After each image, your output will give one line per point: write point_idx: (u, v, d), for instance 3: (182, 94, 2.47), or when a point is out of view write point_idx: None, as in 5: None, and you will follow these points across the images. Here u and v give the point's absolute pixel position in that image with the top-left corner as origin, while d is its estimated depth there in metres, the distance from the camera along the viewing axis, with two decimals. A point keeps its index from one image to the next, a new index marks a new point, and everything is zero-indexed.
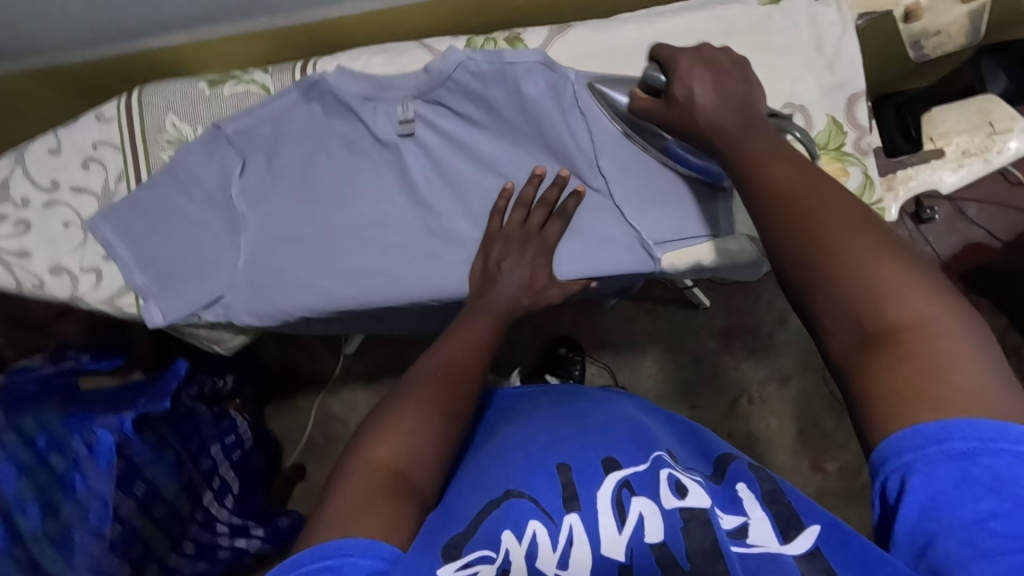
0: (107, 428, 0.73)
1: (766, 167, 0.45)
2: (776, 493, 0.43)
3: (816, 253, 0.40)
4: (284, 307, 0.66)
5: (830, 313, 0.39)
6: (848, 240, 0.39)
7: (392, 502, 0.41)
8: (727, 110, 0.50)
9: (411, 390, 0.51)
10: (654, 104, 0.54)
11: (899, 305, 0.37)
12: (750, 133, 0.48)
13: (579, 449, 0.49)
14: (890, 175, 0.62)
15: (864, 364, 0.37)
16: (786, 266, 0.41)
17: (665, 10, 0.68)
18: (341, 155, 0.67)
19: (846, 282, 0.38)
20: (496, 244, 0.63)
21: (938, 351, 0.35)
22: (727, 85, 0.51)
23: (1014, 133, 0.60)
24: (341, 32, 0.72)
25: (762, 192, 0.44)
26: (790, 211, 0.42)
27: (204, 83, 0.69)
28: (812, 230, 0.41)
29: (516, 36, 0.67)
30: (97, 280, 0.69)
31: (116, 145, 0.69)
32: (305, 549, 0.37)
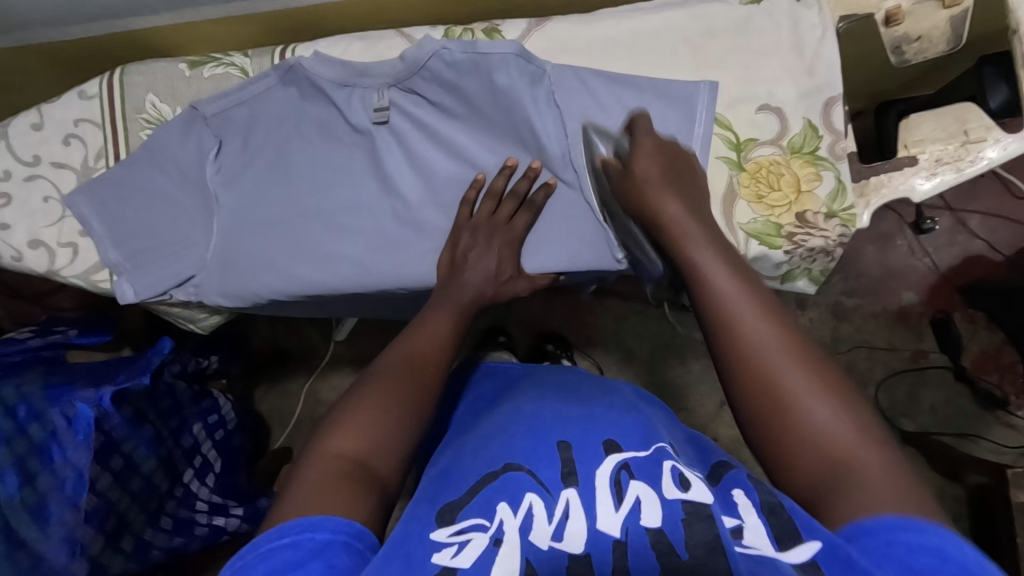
0: (85, 401, 0.72)
1: (705, 258, 0.49)
2: (775, 503, 0.39)
3: (765, 380, 0.42)
4: (254, 288, 0.67)
5: (783, 443, 0.41)
6: (792, 375, 0.42)
7: (351, 486, 0.42)
8: (678, 197, 0.54)
9: (373, 381, 0.51)
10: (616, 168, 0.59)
11: (836, 434, 0.40)
12: (700, 232, 0.51)
13: (582, 428, 0.47)
14: (864, 181, 0.62)
15: (816, 497, 0.40)
16: (738, 394, 0.44)
17: (645, 7, 0.67)
18: (315, 139, 0.67)
19: (779, 398, 0.42)
20: (464, 232, 0.64)
21: (858, 466, 0.39)
22: (684, 192, 0.55)
23: (989, 142, 0.60)
24: (323, 19, 0.73)
25: (712, 313, 0.46)
26: (729, 318, 0.45)
27: (185, 64, 0.70)
28: (757, 352, 0.43)
29: (493, 28, 0.67)
30: (73, 255, 0.70)
31: (96, 122, 0.71)
32: (266, 531, 0.40)
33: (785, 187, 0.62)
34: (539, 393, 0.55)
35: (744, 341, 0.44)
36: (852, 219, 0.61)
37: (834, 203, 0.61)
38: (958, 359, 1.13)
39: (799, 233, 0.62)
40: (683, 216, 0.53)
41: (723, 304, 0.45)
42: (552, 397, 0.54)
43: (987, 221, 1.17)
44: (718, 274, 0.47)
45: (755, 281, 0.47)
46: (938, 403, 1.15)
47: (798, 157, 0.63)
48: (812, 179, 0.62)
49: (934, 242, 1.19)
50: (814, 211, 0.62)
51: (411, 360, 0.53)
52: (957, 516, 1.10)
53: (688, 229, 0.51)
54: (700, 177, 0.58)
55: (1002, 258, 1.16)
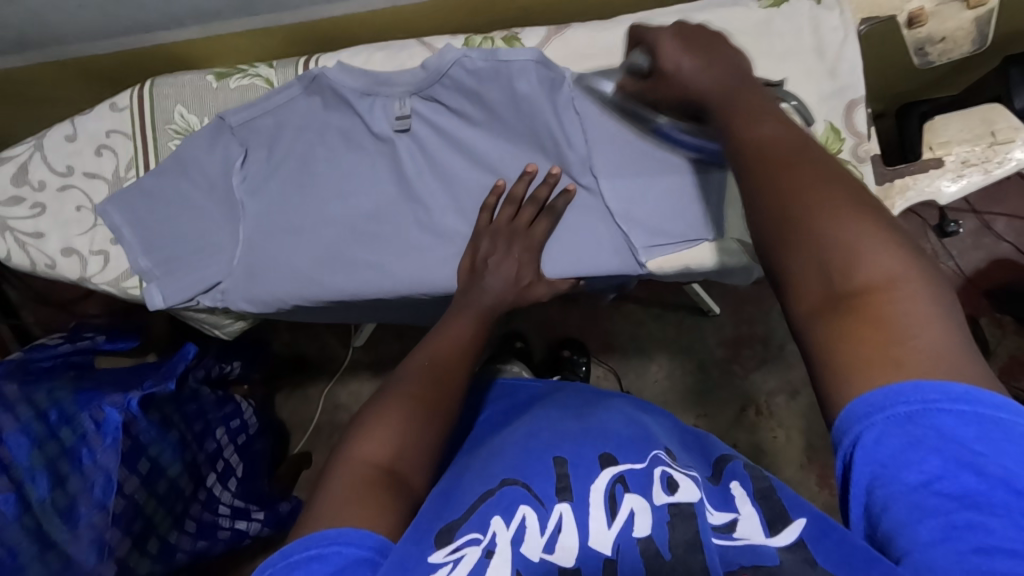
0: (114, 406, 0.76)
1: (749, 123, 0.43)
2: (768, 491, 0.42)
3: (793, 208, 0.38)
4: (279, 295, 0.69)
5: (797, 260, 0.37)
6: (819, 197, 0.38)
7: (377, 495, 0.43)
8: (719, 74, 0.48)
9: (395, 389, 0.52)
10: (641, 86, 0.54)
11: (876, 269, 0.35)
12: (740, 91, 0.46)
13: (577, 444, 0.48)
14: (888, 184, 0.60)
15: (822, 324, 0.35)
16: (761, 217, 0.39)
17: (664, 11, 0.67)
18: (337, 148, 0.69)
19: (817, 242, 0.36)
20: (483, 239, 0.64)
21: (902, 312, 0.33)
22: (710, 55, 0.49)
23: (1016, 143, 0.59)
24: (343, 29, 0.74)
25: (747, 148, 0.42)
26: (772, 163, 0.40)
27: (212, 75, 0.72)
28: (781, 171, 0.40)
29: (513, 35, 0.68)
30: (104, 262, 0.72)
31: (127, 134, 0.73)
32: (292, 542, 0.40)
33: None
34: (555, 408, 0.56)
35: (770, 167, 0.40)
36: None
37: None
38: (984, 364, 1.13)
39: None
40: (711, 80, 0.47)
41: (759, 144, 0.42)
42: (570, 414, 0.54)
43: (1015, 224, 1.18)
44: (754, 122, 0.44)
45: (793, 126, 0.44)
46: None
47: None
48: None
49: (958, 245, 1.19)
50: None
51: (432, 367, 0.54)
52: None
53: (722, 87, 0.47)
54: (736, 56, 0.49)
55: None
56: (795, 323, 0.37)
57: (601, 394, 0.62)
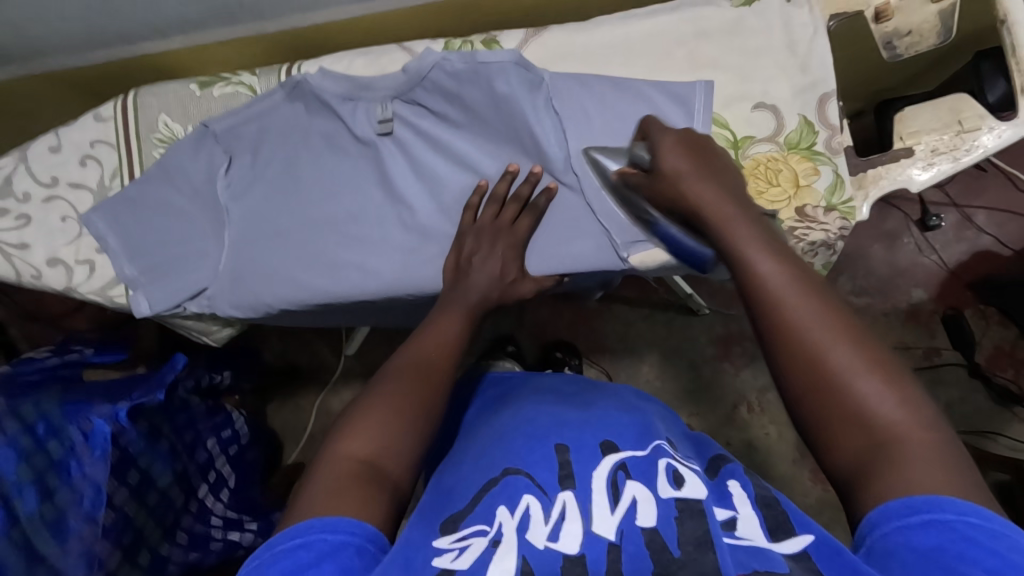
0: (102, 416, 0.75)
1: (755, 258, 0.45)
2: (768, 498, 0.41)
3: (810, 354, 0.41)
4: (265, 299, 0.69)
5: (824, 416, 0.40)
6: (832, 353, 0.40)
7: (364, 487, 0.43)
8: (725, 198, 0.51)
9: (381, 385, 0.52)
10: (644, 178, 0.57)
11: (887, 416, 0.38)
12: (740, 212, 0.49)
13: (578, 432, 0.49)
14: (861, 174, 0.62)
15: (860, 482, 0.38)
16: (783, 368, 0.42)
17: (640, 12, 0.69)
18: (321, 152, 0.69)
19: (838, 401, 0.39)
20: (468, 233, 0.65)
21: (929, 470, 0.36)
22: (714, 169, 0.54)
23: (983, 130, 0.59)
24: (326, 36, 0.75)
25: (756, 291, 0.44)
26: (781, 309, 0.42)
27: (196, 84, 0.73)
28: (792, 322, 0.42)
29: (492, 38, 0.69)
30: (90, 271, 0.72)
31: (112, 143, 0.73)
32: (279, 532, 0.41)
33: (784, 182, 0.63)
34: (540, 401, 0.56)
35: (779, 315, 0.42)
36: (851, 211, 0.62)
37: (833, 197, 0.62)
38: (971, 356, 1.15)
39: (799, 227, 0.63)
40: (722, 196, 0.51)
41: (769, 280, 0.44)
42: (557, 406, 0.55)
43: (994, 216, 1.20)
44: (758, 251, 0.45)
45: (795, 255, 0.46)
46: (953, 400, 1.17)
47: (795, 153, 0.64)
48: (811, 174, 0.63)
49: (941, 239, 1.21)
50: (814, 205, 0.62)
51: (421, 361, 0.54)
52: None
53: (728, 206, 0.50)
54: (728, 161, 0.56)
55: (1010, 252, 1.18)
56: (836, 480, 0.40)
57: (621, 387, 0.61)
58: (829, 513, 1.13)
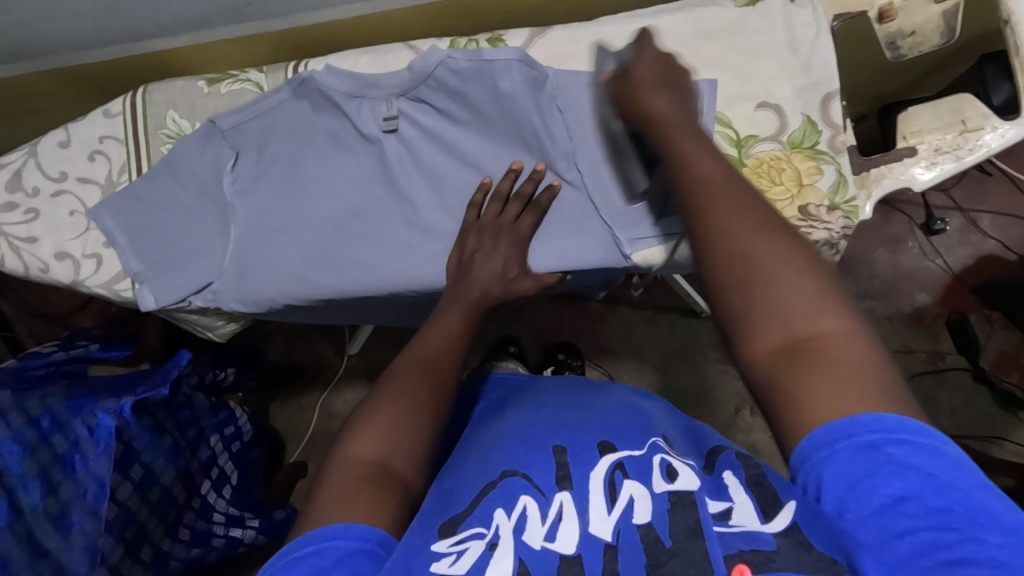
0: (107, 411, 0.75)
1: (694, 164, 0.49)
2: (761, 479, 0.41)
3: (735, 246, 0.43)
4: (270, 295, 0.69)
5: (740, 299, 0.41)
6: (755, 242, 0.42)
7: (374, 489, 0.43)
8: (681, 115, 0.54)
9: (388, 384, 0.52)
10: (614, 82, 0.60)
11: (799, 304, 0.39)
12: (688, 128, 0.52)
13: (576, 432, 0.49)
14: (864, 173, 0.62)
15: (770, 362, 0.39)
16: (709, 258, 0.44)
17: (644, 12, 0.69)
18: (327, 150, 0.70)
19: (757, 284, 0.41)
20: (472, 233, 0.65)
21: (838, 351, 0.37)
22: (676, 92, 0.57)
23: (986, 129, 0.59)
24: (332, 34, 0.76)
25: (694, 187, 0.47)
26: (712, 203, 0.45)
27: (203, 81, 0.73)
28: (720, 214, 0.45)
29: (497, 37, 0.70)
30: (97, 265, 0.72)
31: (120, 139, 0.74)
32: (290, 541, 0.41)
33: (787, 181, 0.63)
34: (545, 401, 0.56)
35: (708, 208, 0.45)
36: (855, 210, 0.62)
37: (836, 196, 0.62)
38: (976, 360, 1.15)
39: (803, 226, 0.63)
40: (674, 113, 0.54)
41: (703, 177, 0.47)
42: (561, 404, 0.55)
43: (999, 221, 1.19)
44: (700, 157, 0.49)
45: (734, 166, 0.49)
46: (957, 405, 1.16)
47: (798, 152, 0.64)
48: (814, 172, 0.63)
49: (945, 243, 1.21)
50: (817, 204, 0.62)
51: (424, 360, 0.54)
52: None
53: (678, 121, 0.53)
54: (695, 94, 0.59)
55: (1015, 257, 1.18)
56: (747, 365, 0.41)
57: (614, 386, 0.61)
58: None
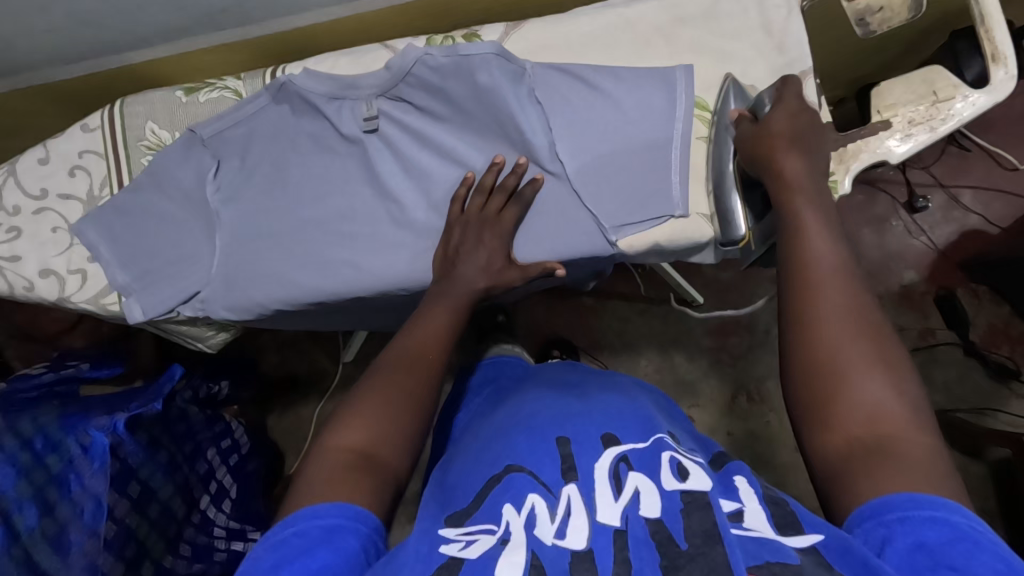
0: (101, 428, 0.74)
1: (805, 242, 0.52)
2: (776, 497, 0.42)
3: (830, 326, 0.47)
4: (258, 300, 0.69)
5: (826, 381, 0.46)
6: (850, 340, 0.46)
7: (360, 474, 0.45)
8: (809, 184, 0.56)
9: (381, 369, 0.53)
10: (750, 125, 0.62)
11: (880, 404, 0.43)
12: (812, 195, 0.56)
13: (581, 424, 0.49)
14: (843, 148, 0.62)
15: (847, 451, 0.43)
16: (803, 333, 0.48)
17: (616, 3, 0.70)
18: (309, 153, 0.70)
19: (846, 372, 0.45)
20: (455, 224, 0.66)
21: (903, 446, 0.41)
22: (808, 154, 0.58)
23: (958, 99, 0.60)
24: (308, 39, 0.76)
25: (803, 262, 0.51)
26: (824, 288, 0.49)
27: (182, 91, 0.73)
28: (827, 297, 0.48)
29: (473, 34, 0.70)
30: (82, 281, 0.72)
31: (100, 153, 0.73)
32: (274, 525, 0.42)
33: None
34: (543, 392, 0.57)
35: (820, 287, 0.49)
36: (834, 186, 0.62)
37: None
38: (966, 335, 1.16)
39: None
40: (802, 178, 0.56)
41: (812, 257, 0.51)
42: (562, 395, 0.56)
43: (981, 195, 1.21)
44: (816, 236, 0.52)
45: (850, 251, 0.52)
46: (951, 379, 1.18)
47: None
48: None
49: (930, 219, 1.22)
50: None
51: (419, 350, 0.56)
52: (982, 492, 1.13)
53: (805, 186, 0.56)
54: (827, 149, 0.60)
55: (998, 231, 1.20)
56: (816, 449, 0.45)
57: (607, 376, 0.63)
58: None
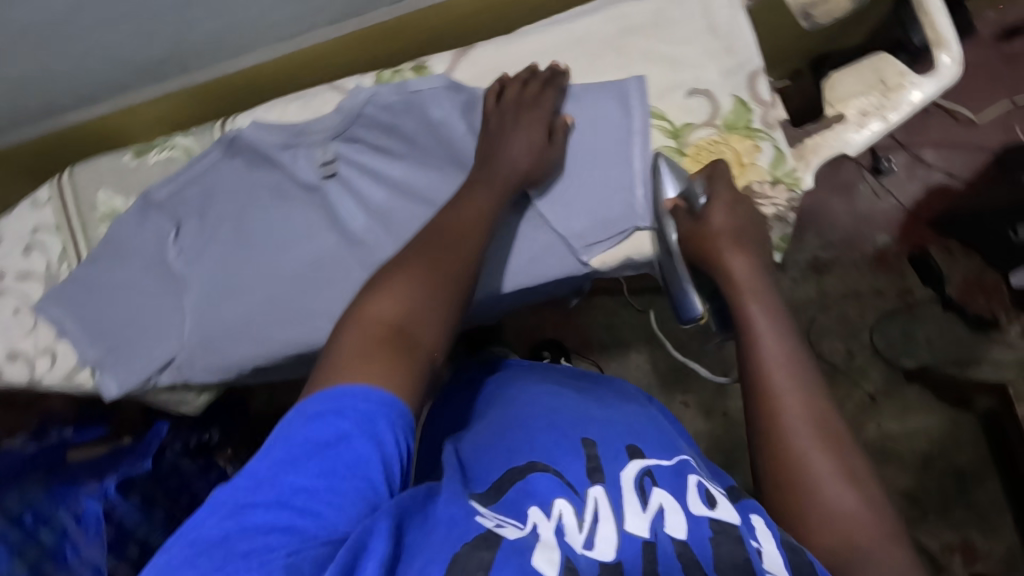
0: (92, 496, 0.79)
1: (762, 352, 0.57)
2: (792, 542, 0.44)
3: (792, 436, 0.53)
4: (235, 358, 0.68)
5: (792, 487, 0.51)
6: (810, 448, 0.52)
7: (393, 353, 0.45)
8: (760, 285, 0.60)
9: (418, 251, 0.52)
10: (688, 218, 0.62)
11: (842, 510, 0.49)
12: (765, 297, 0.60)
13: (606, 435, 0.52)
14: (800, 145, 0.64)
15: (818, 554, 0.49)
16: (768, 442, 0.54)
17: (562, 17, 0.70)
18: (268, 204, 0.69)
19: (811, 478, 0.51)
20: (485, 117, 0.64)
21: (863, 550, 0.48)
22: (755, 250, 0.61)
23: (908, 86, 0.60)
24: (255, 84, 0.74)
25: (762, 372, 0.56)
26: (780, 398, 0.54)
27: (130, 154, 0.72)
28: (786, 406, 0.54)
29: (421, 65, 0.70)
30: (52, 361, 0.70)
31: (53, 227, 0.72)
32: (309, 395, 0.43)
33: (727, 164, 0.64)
34: (556, 392, 0.61)
35: (778, 398, 0.54)
36: (797, 181, 0.63)
37: (777, 170, 0.63)
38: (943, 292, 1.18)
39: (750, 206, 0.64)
40: (753, 281, 0.60)
41: (771, 372, 0.56)
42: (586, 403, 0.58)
43: (942, 152, 1.24)
44: (772, 342, 0.57)
45: (801, 352, 0.57)
46: (932, 336, 1.18)
47: (734, 133, 0.65)
48: (752, 151, 0.64)
49: (896, 182, 1.24)
50: (760, 181, 0.64)
51: (450, 220, 0.56)
52: (974, 442, 1.15)
53: (751, 287, 0.60)
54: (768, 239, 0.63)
55: (962, 183, 1.22)
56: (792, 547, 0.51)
57: (618, 396, 0.63)
58: None
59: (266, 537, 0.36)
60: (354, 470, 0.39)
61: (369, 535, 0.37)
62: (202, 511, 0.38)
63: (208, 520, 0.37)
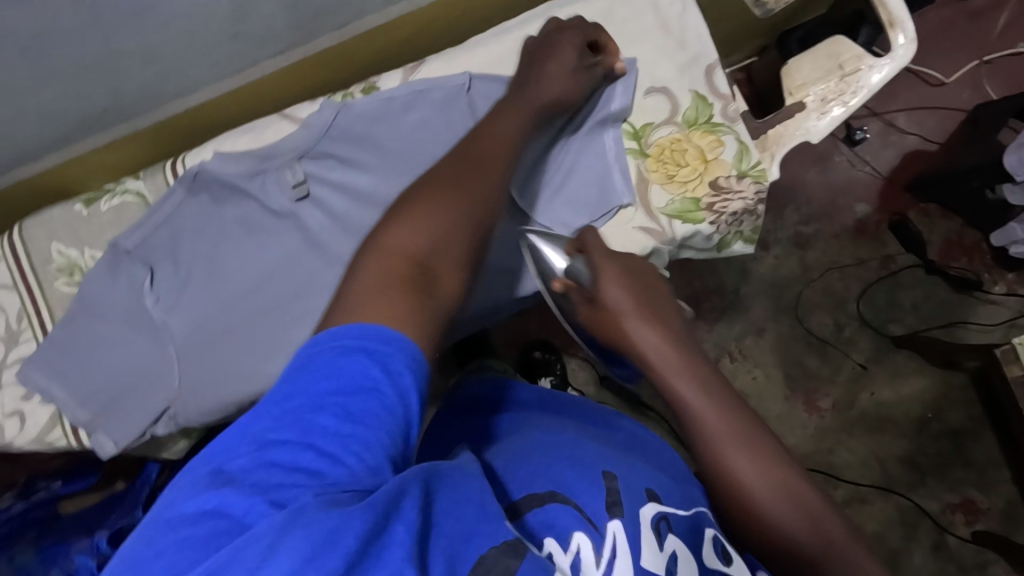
0: (83, 552, 0.78)
1: (711, 434, 0.49)
2: None
3: (776, 530, 0.46)
4: (228, 399, 0.64)
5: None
6: (802, 538, 0.45)
7: (407, 291, 0.41)
8: (678, 356, 0.51)
9: (433, 184, 0.49)
10: (579, 292, 0.56)
11: None
12: (689, 370, 0.51)
13: (625, 471, 0.50)
14: (763, 136, 0.63)
15: None
16: (750, 534, 0.47)
17: (510, 25, 0.68)
18: (241, 239, 0.67)
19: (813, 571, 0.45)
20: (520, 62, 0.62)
21: None
22: (659, 315, 0.53)
23: (866, 69, 0.59)
24: (204, 122, 0.73)
25: (720, 457, 0.48)
26: (749, 486, 0.47)
27: (81, 204, 0.70)
28: (760, 496, 0.46)
29: (371, 86, 0.69)
30: (21, 422, 0.69)
31: (9, 284, 0.70)
32: (340, 325, 0.37)
33: (692, 161, 0.63)
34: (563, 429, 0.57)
35: (748, 488, 0.47)
36: (763, 174, 0.62)
37: (743, 164, 0.62)
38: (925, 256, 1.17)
39: (717, 201, 0.62)
40: (663, 349, 0.52)
41: (730, 457, 0.47)
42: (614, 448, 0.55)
43: (914, 116, 1.23)
44: (714, 418, 0.49)
45: (747, 414, 0.50)
46: (918, 300, 1.18)
47: (695, 129, 0.64)
48: (716, 146, 0.63)
49: (869, 150, 1.24)
50: (725, 176, 0.62)
51: (464, 154, 0.52)
52: (966, 400, 1.15)
53: (666, 362, 0.51)
54: (668, 297, 0.56)
55: (937, 146, 1.22)
56: None
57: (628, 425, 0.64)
58: (832, 439, 1.16)
59: (287, 477, 0.31)
60: (380, 423, 0.34)
61: (402, 496, 0.32)
62: (227, 439, 0.33)
63: (232, 452, 0.32)
